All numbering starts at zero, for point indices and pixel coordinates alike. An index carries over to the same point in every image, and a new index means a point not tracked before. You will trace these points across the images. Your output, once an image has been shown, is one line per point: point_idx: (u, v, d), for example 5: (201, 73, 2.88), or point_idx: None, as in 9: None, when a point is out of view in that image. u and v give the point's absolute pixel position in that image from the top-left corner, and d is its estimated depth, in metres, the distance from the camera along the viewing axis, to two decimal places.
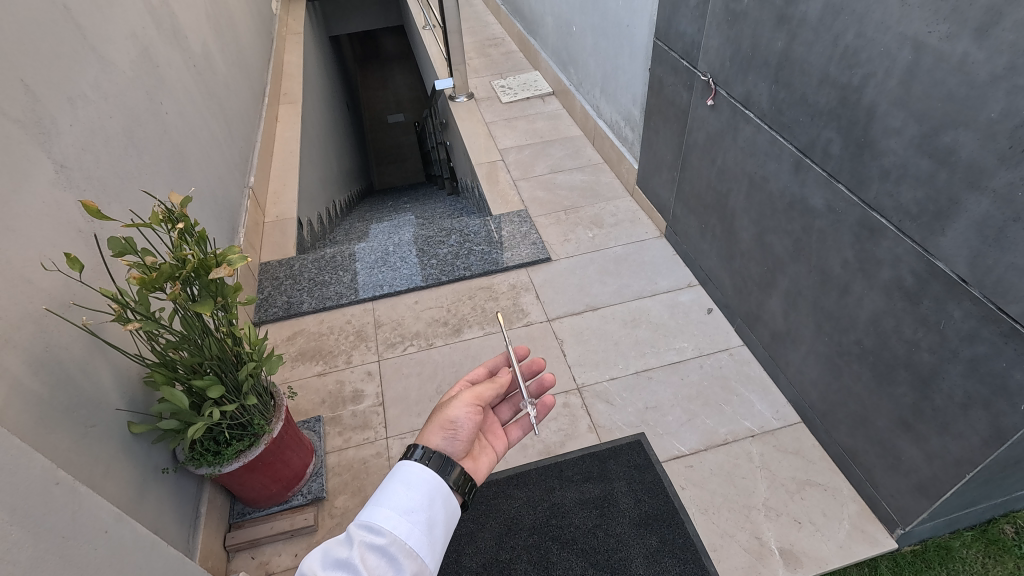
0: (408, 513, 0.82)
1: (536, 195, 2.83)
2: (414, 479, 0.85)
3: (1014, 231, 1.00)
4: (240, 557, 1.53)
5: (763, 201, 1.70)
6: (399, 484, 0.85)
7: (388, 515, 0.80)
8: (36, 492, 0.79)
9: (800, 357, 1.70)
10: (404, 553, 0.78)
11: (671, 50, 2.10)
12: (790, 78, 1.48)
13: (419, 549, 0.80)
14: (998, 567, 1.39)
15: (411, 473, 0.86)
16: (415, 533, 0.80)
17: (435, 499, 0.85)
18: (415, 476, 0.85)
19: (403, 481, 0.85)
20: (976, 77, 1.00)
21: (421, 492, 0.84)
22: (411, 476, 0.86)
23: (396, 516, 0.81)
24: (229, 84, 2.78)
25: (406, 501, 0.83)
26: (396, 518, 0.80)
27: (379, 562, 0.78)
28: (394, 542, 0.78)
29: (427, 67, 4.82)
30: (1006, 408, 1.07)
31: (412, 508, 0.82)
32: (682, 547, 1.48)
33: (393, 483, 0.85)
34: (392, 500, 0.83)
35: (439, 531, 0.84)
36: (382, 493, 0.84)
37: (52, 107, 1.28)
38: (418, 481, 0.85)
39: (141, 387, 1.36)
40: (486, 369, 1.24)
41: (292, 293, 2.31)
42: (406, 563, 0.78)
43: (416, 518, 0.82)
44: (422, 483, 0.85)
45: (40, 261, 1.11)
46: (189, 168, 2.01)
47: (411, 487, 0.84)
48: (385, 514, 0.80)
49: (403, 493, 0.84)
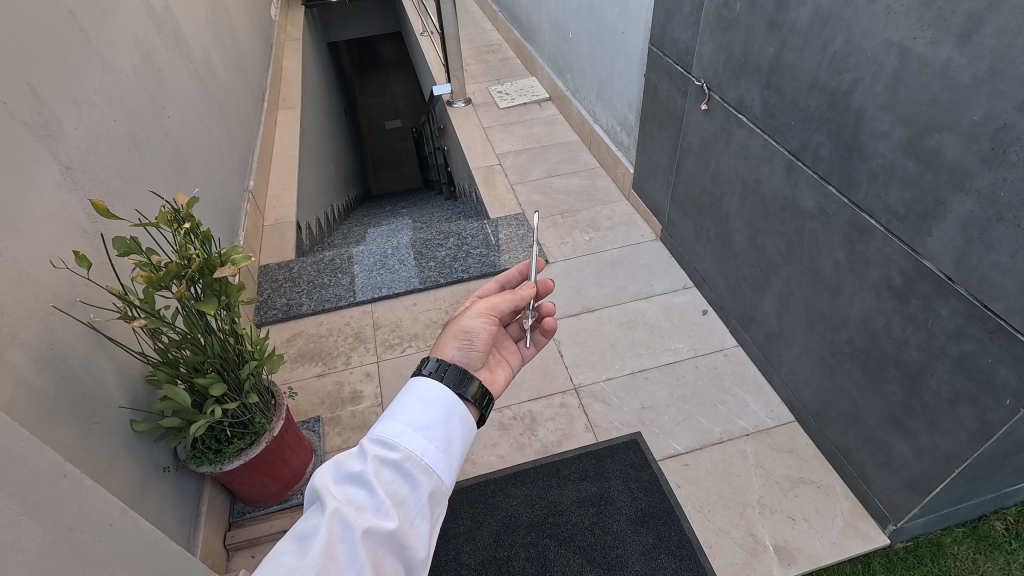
0: (423, 429, 0.76)
1: (533, 200, 2.86)
2: (429, 394, 0.80)
3: (997, 230, 1.03)
4: (240, 556, 1.54)
5: (756, 203, 1.73)
6: (413, 400, 0.79)
7: (402, 429, 0.75)
8: (46, 483, 0.80)
9: (793, 357, 1.73)
10: (421, 470, 0.73)
11: (665, 56, 2.14)
12: (782, 83, 1.51)
13: (436, 465, 0.74)
14: (989, 562, 1.42)
15: (427, 389, 0.81)
16: (431, 449, 0.75)
17: (452, 415, 0.80)
18: (430, 392, 0.80)
19: (417, 397, 0.80)
20: (959, 81, 1.04)
21: (437, 408, 0.79)
22: (425, 393, 0.81)
23: (411, 431, 0.75)
24: (229, 88, 2.81)
25: (421, 417, 0.77)
26: (412, 434, 0.75)
27: (394, 478, 0.72)
28: (409, 457, 0.73)
29: (425, 73, 4.87)
30: (992, 403, 1.10)
31: (427, 424, 0.77)
32: (678, 545, 1.50)
33: (406, 399, 0.80)
34: (405, 416, 0.77)
35: (457, 448, 0.78)
36: (394, 408, 0.79)
37: (57, 110, 1.30)
38: (433, 397, 0.80)
39: (143, 385, 1.38)
40: (504, 282, 1.17)
41: (292, 295, 2.33)
42: (423, 479, 0.72)
43: (432, 434, 0.76)
44: (438, 400, 0.80)
45: (48, 259, 1.13)
46: (190, 170, 2.03)
47: (426, 403, 0.79)
48: (398, 429, 0.75)
49: (418, 409, 0.78)
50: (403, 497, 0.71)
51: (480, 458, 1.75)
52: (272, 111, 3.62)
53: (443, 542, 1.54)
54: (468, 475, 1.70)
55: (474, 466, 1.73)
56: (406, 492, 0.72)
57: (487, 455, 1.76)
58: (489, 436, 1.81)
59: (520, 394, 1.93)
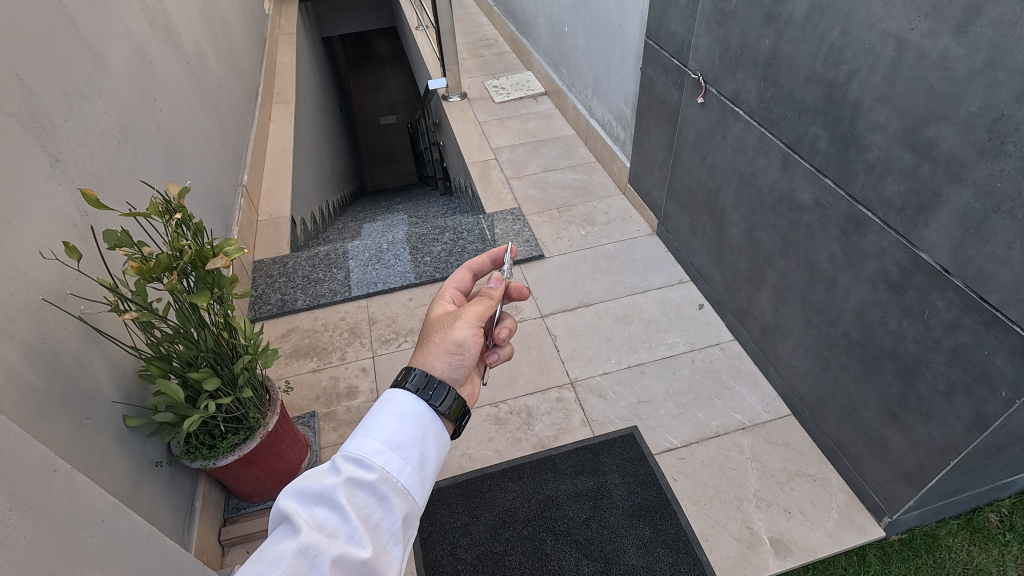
0: (399, 447, 0.73)
1: (529, 194, 2.85)
2: (405, 410, 0.77)
3: (993, 221, 1.03)
4: (235, 551, 1.53)
5: (752, 197, 1.73)
6: (388, 414, 0.76)
7: (377, 448, 0.72)
8: (35, 479, 0.79)
9: (789, 351, 1.73)
10: (396, 492, 0.71)
11: (661, 49, 2.13)
12: (778, 75, 1.51)
13: (411, 487, 0.72)
14: (983, 554, 1.42)
15: (401, 404, 0.77)
16: (406, 470, 0.72)
17: (428, 433, 0.77)
18: (405, 407, 0.77)
19: (393, 410, 0.77)
20: (956, 72, 1.03)
21: (413, 424, 0.76)
22: (401, 407, 0.77)
23: (386, 450, 0.72)
24: (221, 81, 2.78)
25: (397, 435, 0.74)
26: (387, 453, 0.72)
27: (368, 501, 0.69)
28: (384, 480, 0.70)
29: (420, 67, 4.85)
30: (987, 394, 1.10)
31: (403, 442, 0.74)
32: (674, 538, 1.50)
33: (380, 412, 0.76)
34: (380, 431, 0.74)
35: (431, 467, 0.76)
36: (368, 423, 0.75)
37: (47, 102, 1.29)
38: (409, 413, 0.77)
39: (134, 379, 1.37)
40: (477, 269, 1.10)
41: (286, 290, 2.32)
42: (398, 503, 0.70)
43: (407, 453, 0.73)
44: (414, 415, 0.77)
45: (37, 250, 1.12)
46: (182, 163, 2.01)
47: (402, 418, 0.76)
48: (374, 447, 0.72)
49: (393, 424, 0.75)
50: (377, 521, 0.69)
51: (476, 452, 1.74)
52: (266, 106, 3.60)
53: (438, 537, 1.53)
54: (464, 470, 1.70)
55: (470, 461, 1.72)
56: (380, 516, 0.69)
57: (483, 450, 1.75)
58: (485, 430, 1.80)
59: (516, 388, 1.92)
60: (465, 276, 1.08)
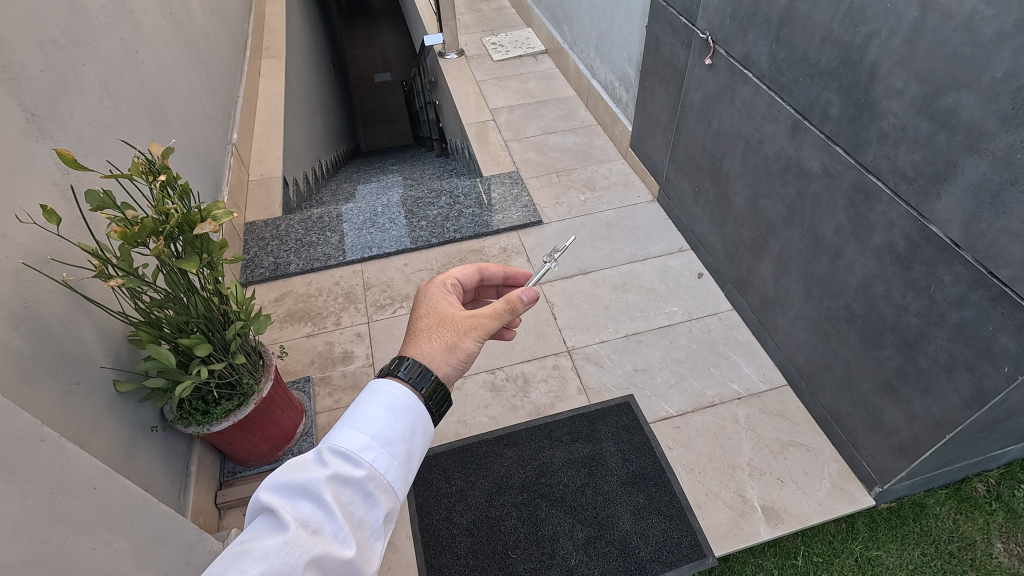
0: (387, 443, 0.71)
1: (528, 157, 2.78)
2: (395, 403, 0.75)
3: (1009, 194, 0.99)
4: (232, 514, 1.55)
5: (758, 164, 1.69)
6: (376, 406, 0.74)
7: (365, 443, 0.70)
8: (21, 449, 0.76)
9: (788, 322, 1.72)
10: (382, 490, 0.69)
11: (669, 6, 2.03)
12: (792, 36, 1.44)
13: (397, 484, 0.71)
14: (969, 522, 1.45)
15: (392, 396, 0.75)
16: (394, 467, 0.71)
17: (416, 428, 0.75)
18: (395, 400, 0.75)
19: (382, 403, 0.74)
20: (982, 35, 0.98)
21: (401, 419, 0.74)
22: (391, 400, 0.75)
23: (374, 445, 0.70)
24: (208, 33, 2.66)
25: (385, 429, 0.72)
26: (375, 449, 0.70)
27: (353, 498, 0.68)
28: (372, 477, 0.68)
29: (416, 23, 4.66)
30: (989, 370, 1.09)
31: (391, 437, 0.72)
32: (668, 505, 1.51)
33: (369, 404, 0.74)
34: (367, 425, 0.72)
35: (417, 462, 0.75)
36: (354, 414, 0.73)
37: (18, 51, 1.21)
38: (399, 407, 0.75)
39: (124, 344, 1.34)
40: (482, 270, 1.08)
41: (279, 253, 2.28)
42: (384, 500, 0.69)
43: (395, 449, 0.72)
44: (403, 409, 0.75)
45: (15, 212, 1.07)
46: (166, 119, 1.92)
47: (391, 411, 0.74)
48: (362, 442, 0.70)
49: (382, 418, 0.73)
50: (361, 518, 0.68)
51: (473, 419, 1.74)
52: (255, 61, 3.47)
53: (435, 502, 1.55)
54: (460, 436, 1.70)
55: (466, 427, 1.72)
56: (364, 513, 0.68)
57: (480, 416, 1.75)
58: (481, 397, 1.80)
59: (512, 355, 1.91)
60: (470, 272, 1.06)
